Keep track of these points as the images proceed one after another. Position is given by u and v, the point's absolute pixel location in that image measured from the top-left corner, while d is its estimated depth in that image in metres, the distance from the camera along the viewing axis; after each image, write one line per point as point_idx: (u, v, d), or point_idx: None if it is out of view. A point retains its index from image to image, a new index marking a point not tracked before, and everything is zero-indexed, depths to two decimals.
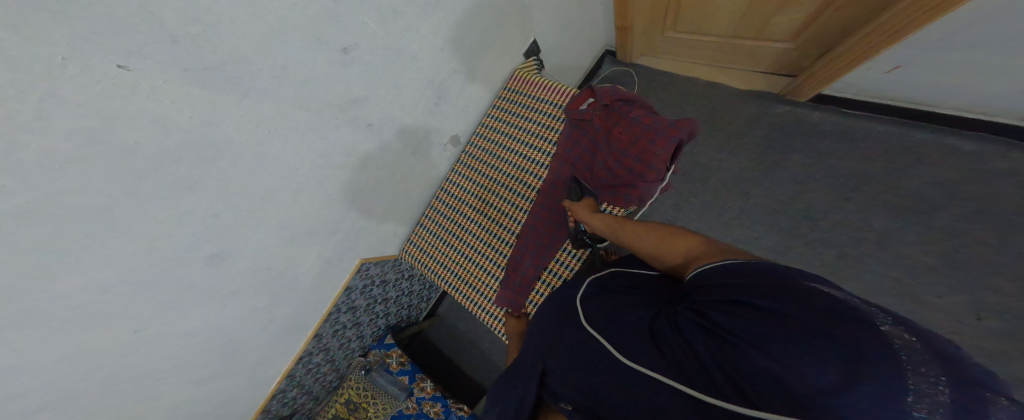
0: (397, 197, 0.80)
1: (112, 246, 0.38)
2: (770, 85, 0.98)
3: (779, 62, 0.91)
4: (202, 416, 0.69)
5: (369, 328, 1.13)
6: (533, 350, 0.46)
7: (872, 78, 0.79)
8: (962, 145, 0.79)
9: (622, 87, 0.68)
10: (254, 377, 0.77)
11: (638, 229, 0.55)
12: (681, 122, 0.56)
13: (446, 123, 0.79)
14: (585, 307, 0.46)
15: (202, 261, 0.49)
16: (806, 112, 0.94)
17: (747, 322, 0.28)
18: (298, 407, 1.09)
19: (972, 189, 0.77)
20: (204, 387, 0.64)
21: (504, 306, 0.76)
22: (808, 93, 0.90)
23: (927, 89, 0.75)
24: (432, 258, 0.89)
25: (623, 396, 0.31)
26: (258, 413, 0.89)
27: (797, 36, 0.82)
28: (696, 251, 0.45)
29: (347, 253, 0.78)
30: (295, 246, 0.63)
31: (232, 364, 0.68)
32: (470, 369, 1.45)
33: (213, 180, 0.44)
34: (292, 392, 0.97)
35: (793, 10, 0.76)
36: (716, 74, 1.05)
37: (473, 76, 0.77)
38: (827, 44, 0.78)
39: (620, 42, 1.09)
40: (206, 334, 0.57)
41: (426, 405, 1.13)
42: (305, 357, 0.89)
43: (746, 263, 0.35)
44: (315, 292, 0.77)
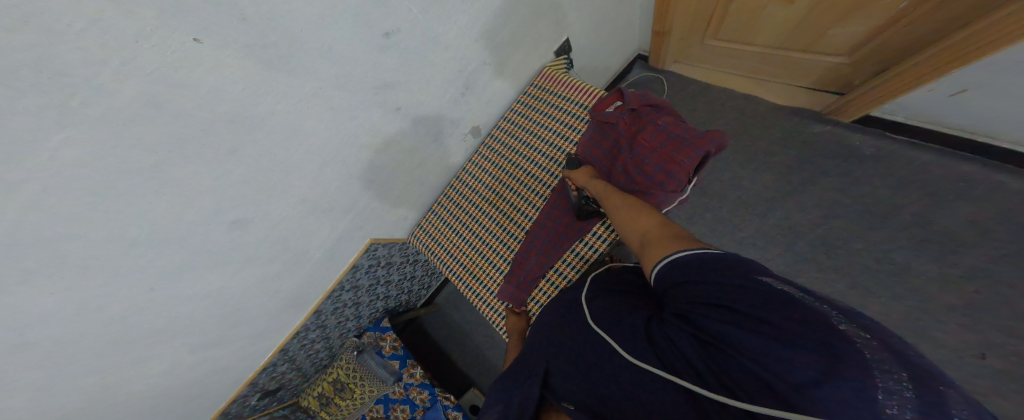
0: (412, 182, 0.81)
1: (146, 204, 0.39)
2: (810, 101, 0.97)
3: (829, 77, 0.87)
4: (200, 378, 0.71)
5: (366, 309, 1.15)
6: (540, 346, 0.47)
7: (931, 103, 0.75)
8: (1003, 182, 0.77)
9: (654, 94, 0.66)
10: (252, 345, 0.79)
11: (619, 201, 0.56)
12: (710, 133, 0.54)
13: (469, 114, 0.79)
14: (588, 307, 0.46)
15: (224, 226, 0.50)
16: (826, 138, 0.94)
17: (725, 322, 0.27)
18: (286, 382, 1.10)
19: (1004, 229, 0.76)
20: (204, 351, 0.66)
21: (506, 300, 0.77)
22: (853, 114, 0.87)
23: (989, 117, 0.71)
24: (439, 246, 0.90)
25: (624, 395, 0.32)
26: (245, 385, 0.90)
27: (852, 52, 0.78)
28: (651, 234, 0.46)
29: (358, 232, 0.79)
30: (312, 219, 0.65)
31: (233, 331, 0.69)
32: (462, 360, 1.46)
33: (248, 151, 0.45)
34: (281, 367, 0.98)
35: (854, 23, 0.71)
36: (752, 86, 1.04)
37: (502, 71, 0.77)
38: (887, 62, 0.74)
39: (654, 46, 1.08)
40: (217, 297, 0.59)
41: (413, 391, 1.15)
42: (302, 332, 0.91)
43: (691, 255, 0.35)
44: (323, 265, 0.78)
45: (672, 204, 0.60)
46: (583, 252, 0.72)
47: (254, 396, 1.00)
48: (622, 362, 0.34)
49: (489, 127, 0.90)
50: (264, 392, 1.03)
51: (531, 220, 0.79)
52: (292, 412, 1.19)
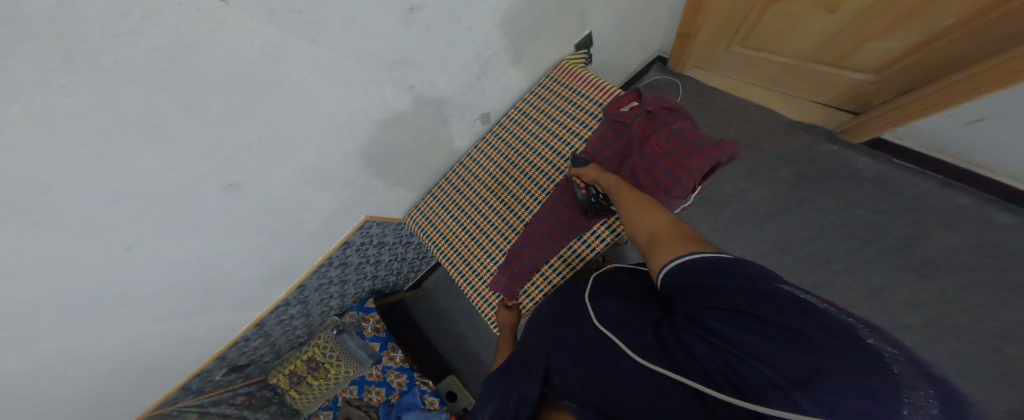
0: (415, 163, 0.80)
1: (142, 160, 0.38)
2: (824, 119, 0.98)
3: (850, 95, 0.87)
4: (173, 344, 0.70)
5: (353, 287, 1.15)
6: (540, 336, 0.47)
7: (946, 128, 0.77)
8: (991, 216, 0.83)
9: (671, 96, 0.66)
10: (230, 314, 0.77)
11: (631, 198, 0.56)
12: (723, 143, 0.56)
13: (481, 100, 0.78)
14: (593, 304, 0.45)
15: (219, 189, 0.49)
16: (815, 162, 0.98)
17: (746, 329, 0.27)
18: (257, 357, 1.06)
19: (975, 261, 0.82)
20: (175, 320, 0.64)
21: (498, 290, 0.77)
22: (870, 133, 0.89)
23: (992, 153, 0.75)
24: (434, 230, 0.89)
25: (621, 389, 0.32)
26: (211, 360, 0.87)
27: (880, 70, 0.77)
28: (659, 234, 0.46)
29: (355, 207, 0.79)
30: (309, 191, 0.64)
31: (211, 297, 0.67)
32: (443, 346, 1.47)
33: (255, 116, 0.44)
34: (254, 342, 0.96)
35: (888, 40, 0.69)
36: (767, 98, 1.05)
37: (519, 60, 0.76)
38: (911, 84, 0.74)
39: (676, 48, 1.09)
40: (201, 260, 0.57)
41: (390, 374, 1.18)
42: (281, 306, 0.90)
43: (701, 259, 0.36)
44: (314, 238, 0.77)
45: (676, 209, 0.62)
46: (580, 250, 0.73)
47: (219, 372, 0.95)
48: (625, 358, 0.34)
49: (499, 114, 0.89)
50: (230, 368, 0.98)
51: (531, 214, 0.79)
52: (256, 390, 1.14)
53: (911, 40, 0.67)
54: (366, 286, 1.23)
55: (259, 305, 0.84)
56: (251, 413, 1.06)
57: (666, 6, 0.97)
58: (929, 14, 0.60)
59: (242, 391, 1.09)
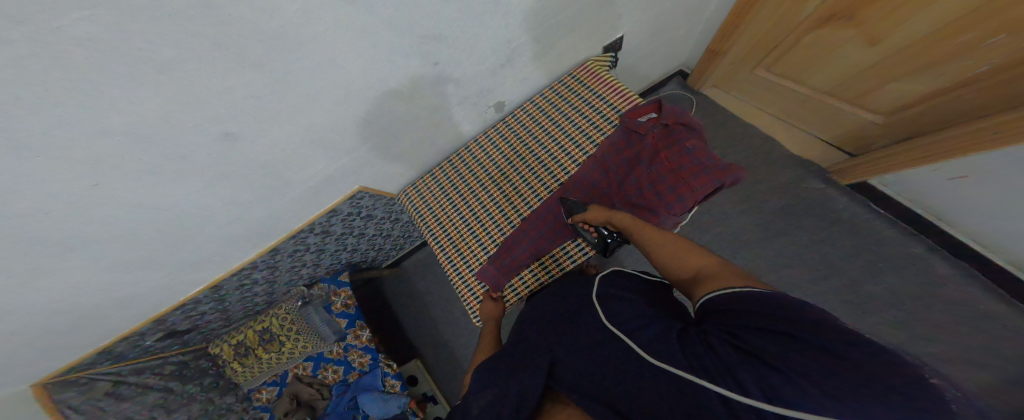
0: (421, 139, 0.79)
1: (141, 97, 0.35)
2: (822, 155, 1.07)
3: (853, 135, 0.95)
4: (130, 292, 0.66)
5: (328, 258, 1.12)
6: (539, 329, 0.48)
7: (930, 180, 0.85)
8: (934, 266, 0.94)
9: (689, 113, 0.68)
10: (196, 268, 0.73)
11: (658, 237, 0.57)
12: (730, 168, 0.59)
13: (501, 88, 0.78)
14: (600, 303, 0.44)
15: (215, 137, 0.46)
16: (788, 198, 1.08)
17: (790, 347, 0.24)
18: (202, 324, 0.99)
19: (911, 303, 0.94)
20: (133, 267, 0.60)
21: (484, 281, 0.78)
22: (859, 176, 0.97)
23: (961, 207, 0.84)
24: (428, 211, 0.88)
25: (610, 379, 0.32)
26: (148, 322, 0.81)
27: (889, 114, 0.84)
28: (709, 271, 0.47)
29: (352, 176, 0.77)
30: (308, 153, 0.61)
31: (181, 247, 0.63)
32: (413, 329, 1.45)
33: (275, 68, 0.42)
34: (203, 307, 0.91)
35: (906, 86, 0.75)
36: (774, 126, 1.14)
37: (545, 55, 0.76)
38: (910, 133, 0.83)
39: (699, 67, 1.17)
40: (179, 207, 0.54)
41: (353, 353, 1.15)
42: (246, 270, 0.87)
43: (737, 291, 0.33)
44: (304, 202, 0.75)
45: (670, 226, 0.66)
46: (572, 251, 0.76)
47: (152, 338, 0.88)
48: (627, 349, 0.33)
49: (514, 104, 0.88)
50: (165, 334, 0.90)
51: (531, 209, 0.80)
52: (191, 360, 1.06)
53: (921, 93, 0.74)
54: (343, 258, 1.19)
55: (229, 262, 0.80)
56: (180, 385, 0.99)
57: (687, 28, 1.00)
58: (943, 71, 0.67)
59: (174, 360, 1.01)
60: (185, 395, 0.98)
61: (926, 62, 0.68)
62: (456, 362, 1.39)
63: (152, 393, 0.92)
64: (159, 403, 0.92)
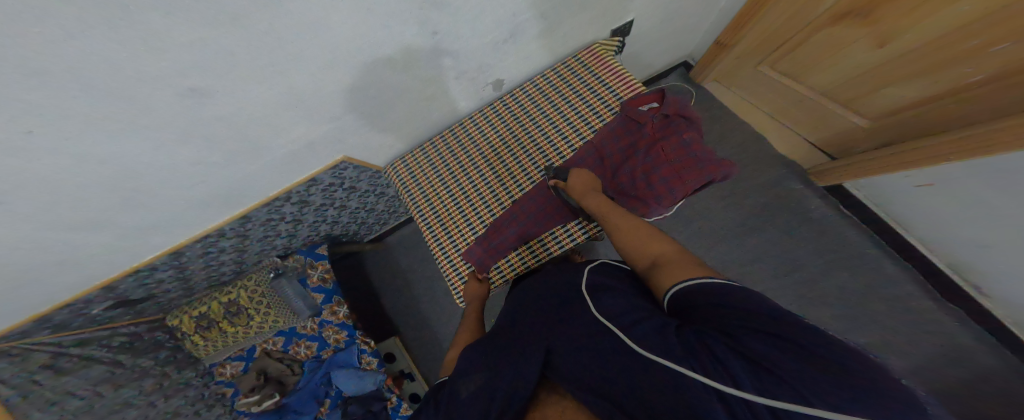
0: (413, 111, 0.75)
1: (87, 41, 0.30)
2: (806, 157, 1.13)
3: (839, 139, 1.00)
4: (74, 252, 0.60)
5: (306, 229, 1.08)
6: (531, 314, 0.49)
7: (900, 186, 0.92)
8: (884, 268, 1.03)
9: (690, 105, 0.68)
10: (157, 230, 0.68)
11: (623, 223, 0.56)
12: (722, 164, 0.60)
13: (502, 64, 0.75)
14: (591, 295, 0.44)
15: (179, 91, 0.41)
16: (765, 198, 1.14)
17: (777, 342, 0.24)
18: (158, 293, 0.93)
19: (859, 301, 1.03)
20: (81, 226, 0.55)
21: (470, 261, 0.78)
22: (835, 179, 1.04)
23: (919, 213, 0.92)
24: (417, 188, 0.86)
25: (600, 368, 0.33)
26: (97, 289, 0.75)
27: (872, 121, 0.89)
28: (667, 258, 0.45)
29: (335, 145, 0.73)
30: (290, 116, 0.57)
31: (139, 207, 0.58)
32: (393, 306, 1.44)
33: (256, 23, 0.38)
34: (161, 273, 0.86)
35: (893, 94, 0.80)
36: (766, 124, 1.19)
37: (549, 34, 0.73)
38: (888, 140, 0.89)
39: (708, 57, 1.16)
40: (141, 162, 0.49)
41: (329, 329, 1.13)
42: (213, 236, 0.82)
43: (687, 285, 0.35)
44: (285, 167, 0.71)
45: (654, 216, 0.69)
46: (560, 236, 0.77)
47: (99, 306, 0.81)
48: (622, 346, 0.33)
49: (514, 82, 0.86)
50: (115, 303, 0.84)
51: (523, 192, 0.80)
52: (145, 332, 1.00)
53: (912, 99, 0.77)
54: (321, 230, 1.15)
55: (197, 225, 0.75)
56: (133, 358, 0.94)
57: (689, 22, 1.00)
58: (937, 78, 0.70)
59: (125, 331, 0.94)
60: (138, 368, 0.95)
61: (925, 67, 0.70)
62: (436, 340, 1.40)
63: (98, 366, 0.86)
64: (107, 377, 0.87)
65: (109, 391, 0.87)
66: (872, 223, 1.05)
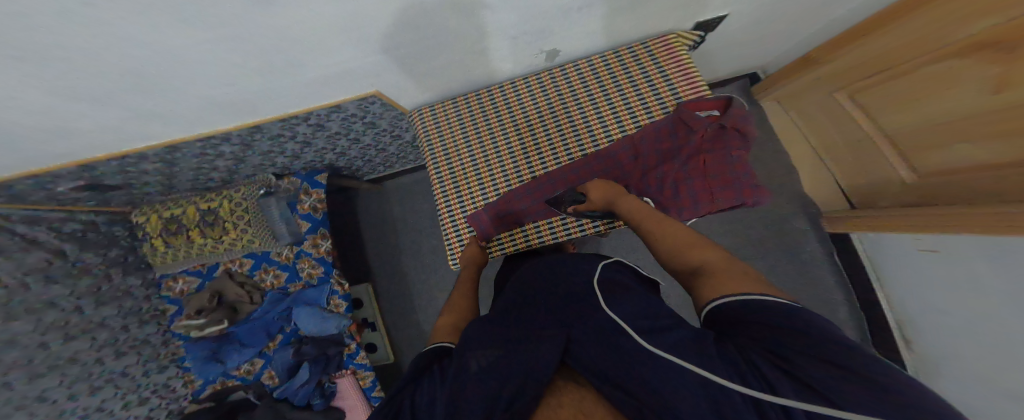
0: (457, 61, 0.71)
1: None
2: (827, 200, 1.17)
3: (872, 187, 1.00)
4: (76, 123, 0.57)
5: (312, 154, 1.05)
6: (546, 291, 0.52)
7: (908, 248, 0.93)
8: (838, 315, 1.15)
9: (752, 121, 0.65)
10: (172, 122, 0.66)
11: (666, 229, 0.58)
12: (756, 191, 0.67)
13: (564, 34, 0.70)
14: (600, 291, 0.48)
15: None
16: (762, 231, 1.23)
17: (831, 367, 0.24)
18: (136, 183, 0.97)
19: None
20: (95, 101, 0.52)
21: (471, 223, 0.82)
22: (847, 226, 1.08)
23: (911, 279, 0.95)
24: (439, 143, 0.88)
25: (625, 360, 0.33)
26: (76, 165, 0.76)
27: (920, 177, 0.85)
28: (714, 265, 0.46)
29: (371, 79, 0.68)
30: (341, 43, 0.53)
31: (167, 97, 0.56)
32: (375, 249, 1.54)
33: None
34: (145, 163, 0.85)
35: (955, 154, 0.74)
36: (803, 156, 1.20)
37: (623, 19, 0.69)
38: (922, 200, 0.87)
39: (780, 74, 1.13)
40: (162, 50, 0.43)
41: (304, 262, 1.18)
42: (216, 140, 0.79)
43: (729, 301, 0.36)
44: (311, 88, 0.65)
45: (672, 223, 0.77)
46: (572, 227, 0.80)
47: (65, 183, 0.86)
48: (645, 348, 0.34)
49: (572, 55, 0.81)
50: (81, 185, 0.90)
51: (545, 171, 0.81)
52: (103, 224, 1.11)
53: (978, 162, 0.71)
54: (327, 159, 1.14)
55: (205, 125, 0.71)
56: (76, 249, 1.04)
57: (755, 39, 0.96)
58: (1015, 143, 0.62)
59: (81, 219, 1.05)
60: (78, 264, 1.04)
61: (1011, 127, 0.61)
62: (421, 291, 1.49)
63: (39, 251, 0.95)
64: (43, 265, 0.96)
65: (38, 283, 0.93)
66: (854, 275, 1.14)
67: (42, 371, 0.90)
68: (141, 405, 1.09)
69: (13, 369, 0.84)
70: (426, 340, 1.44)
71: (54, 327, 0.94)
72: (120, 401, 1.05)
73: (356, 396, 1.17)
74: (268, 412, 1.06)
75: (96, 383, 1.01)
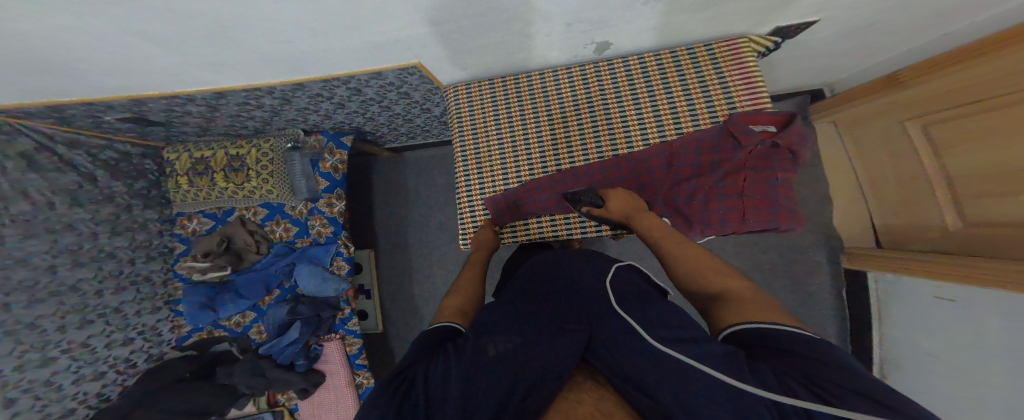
0: (504, 40, 0.69)
1: None
2: (858, 233, 1.14)
3: (907, 228, 0.96)
4: (131, 58, 0.59)
5: (342, 116, 1.06)
6: (562, 285, 0.53)
7: (926, 295, 0.90)
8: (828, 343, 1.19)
9: (808, 144, 0.64)
10: (219, 69, 0.67)
11: (683, 248, 0.59)
12: (791, 219, 0.66)
13: (622, 28, 0.66)
14: (612, 293, 0.50)
15: None
16: (775, 257, 1.25)
17: (867, 400, 0.25)
18: (177, 122, 1.01)
19: None
20: (154, 38, 0.53)
21: (488, 206, 0.85)
22: (868, 265, 1.06)
23: (919, 325, 0.94)
24: (470, 122, 0.88)
25: (646, 361, 0.35)
26: (126, 100, 0.79)
27: (966, 225, 0.80)
28: (738, 292, 0.47)
29: (416, 49, 0.68)
30: (397, 8, 0.51)
31: (223, 44, 0.56)
32: (385, 217, 1.58)
33: None
34: (188, 106, 0.88)
35: (1004, 204, 0.68)
36: (842, 186, 1.17)
37: (688, 19, 0.65)
38: (961, 251, 0.82)
39: (840, 97, 1.07)
40: (229, 2, 0.44)
41: (316, 220, 1.22)
42: (258, 92, 0.81)
43: (744, 328, 0.38)
44: (359, 53, 0.66)
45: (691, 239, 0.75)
46: (589, 226, 0.82)
47: (114, 114, 0.90)
48: (665, 353, 0.35)
49: (625, 51, 0.78)
50: (127, 117, 0.93)
51: (572, 166, 0.81)
52: (137, 155, 1.18)
53: (1010, 219, 0.68)
54: (356, 123, 1.15)
55: (252, 77, 0.72)
56: (107, 177, 1.11)
57: (813, 57, 0.90)
58: None
59: (117, 148, 1.12)
60: (105, 191, 1.11)
61: None
62: (430, 264, 1.53)
63: (70, 175, 1.03)
64: (74, 187, 1.04)
65: (64, 205, 1.01)
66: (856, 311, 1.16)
67: (41, 298, 0.94)
68: (124, 346, 1.11)
69: (12, 293, 0.89)
70: (428, 311, 1.50)
71: (66, 251, 1.01)
72: (105, 339, 1.07)
73: (339, 360, 1.23)
74: (250, 367, 1.14)
75: (87, 317, 1.03)
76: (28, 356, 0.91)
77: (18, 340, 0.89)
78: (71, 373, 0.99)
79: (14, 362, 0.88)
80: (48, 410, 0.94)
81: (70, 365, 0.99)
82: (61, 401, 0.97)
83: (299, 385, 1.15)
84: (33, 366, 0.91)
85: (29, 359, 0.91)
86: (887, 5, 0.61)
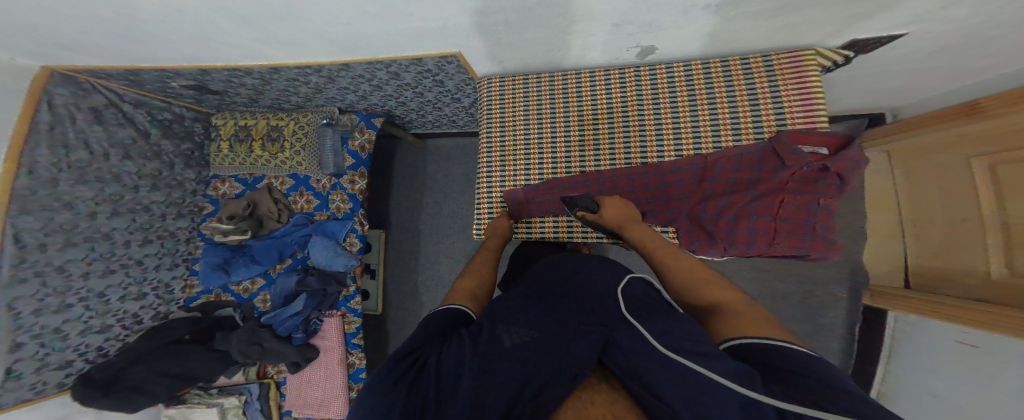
0: (549, 36, 0.69)
1: None
2: (888, 271, 1.09)
3: (943, 271, 0.92)
4: (202, 26, 0.63)
5: (377, 98, 1.10)
6: (569, 290, 0.54)
7: (954, 342, 0.85)
8: None
9: (863, 170, 0.61)
10: (275, 43, 0.70)
11: (678, 261, 0.58)
12: (827, 248, 0.64)
13: (671, 33, 0.65)
14: (621, 300, 0.50)
15: None
16: (790, 287, 1.23)
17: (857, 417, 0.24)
18: (228, 93, 1.08)
19: None
20: (228, 9, 0.56)
21: (505, 199, 0.86)
22: (890, 303, 1.02)
23: (934, 371, 0.90)
24: (500, 115, 0.89)
25: (657, 364, 0.35)
26: (191, 68, 0.86)
27: (1007, 272, 0.75)
28: (730, 303, 0.46)
29: (461, 37, 0.68)
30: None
31: (289, 20, 0.59)
32: (404, 200, 1.62)
33: None
34: (241, 78, 0.94)
35: None
36: (882, 219, 1.12)
37: (748, 26, 0.63)
38: (994, 299, 0.78)
39: (903, 124, 1.01)
40: None
41: (336, 195, 1.27)
42: (306, 70, 0.85)
43: (740, 342, 0.37)
44: (409, 38, 0.67)
45: (710, 257, 0.75)
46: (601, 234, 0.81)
47: (180, 81, 0.97)
48: (668, 356, 0.36)
49: (673, 56, 0.77)
50: (191, 85, 1.01)
51: (598, 169, 0.81)
52: (189, 118, 1.27)
53: None
54: (388, 107, 1.19)
55: (308, 55, 0.76)
56: (159, 136, 1.20)
57: (863, 78, 0.86)
58: None
59: (174, 111, 1.21)
60: (154, 148, 1.19)
61: None
62: (442, 251, 1.56)
63: (127, 131, 1.11)
64: (127, 142, 1.12)
65: (116, 156, 1.09)
66: (871, 350, 1.12)
67: (75, 242, 1.01)
68: (137, 300, 1.16)
69: (53, 233, 0.96)
70: (434, 296, 1.54)
71: (109, 200, 1.08)
72: (121, 291, 1.12)
73: (335, 338, 1.27)
74: (247, 335, 1.18)
75: (110, 266, 1.09)
76: (47, 301, 0.95)
77: (44, 282, 0.94)
78: (81, 323, 1.03)
79: (36, 304, 0.93)
80: (49, 359, 0.97)
81: (82, 314, 1.03)
82: (63, 352, 1.00)
83: (293, 358, 1.19)
84: (49, 311, 0.95)
85: (49, 303, 0.95)
86: (968, 28, 0.56)
